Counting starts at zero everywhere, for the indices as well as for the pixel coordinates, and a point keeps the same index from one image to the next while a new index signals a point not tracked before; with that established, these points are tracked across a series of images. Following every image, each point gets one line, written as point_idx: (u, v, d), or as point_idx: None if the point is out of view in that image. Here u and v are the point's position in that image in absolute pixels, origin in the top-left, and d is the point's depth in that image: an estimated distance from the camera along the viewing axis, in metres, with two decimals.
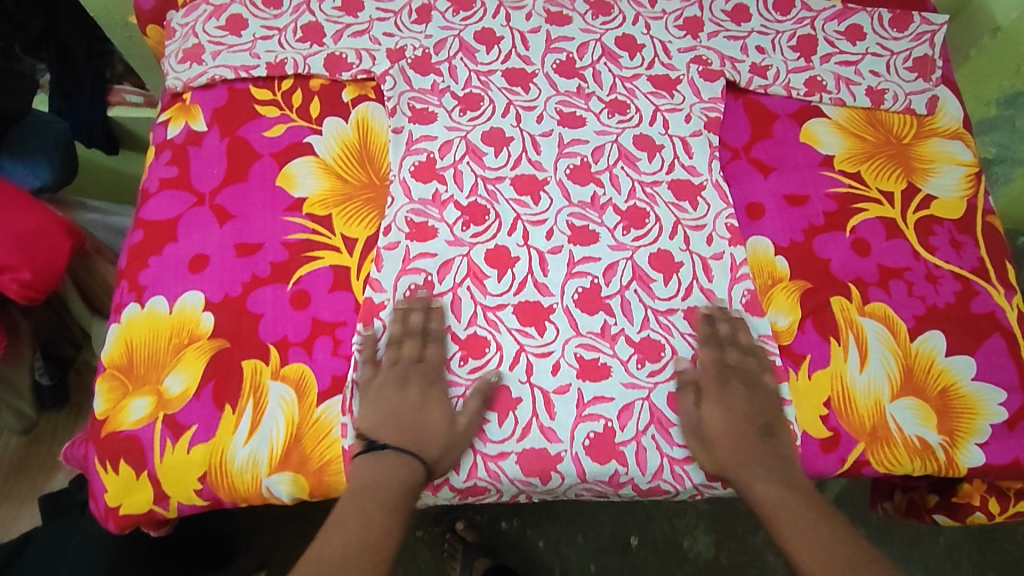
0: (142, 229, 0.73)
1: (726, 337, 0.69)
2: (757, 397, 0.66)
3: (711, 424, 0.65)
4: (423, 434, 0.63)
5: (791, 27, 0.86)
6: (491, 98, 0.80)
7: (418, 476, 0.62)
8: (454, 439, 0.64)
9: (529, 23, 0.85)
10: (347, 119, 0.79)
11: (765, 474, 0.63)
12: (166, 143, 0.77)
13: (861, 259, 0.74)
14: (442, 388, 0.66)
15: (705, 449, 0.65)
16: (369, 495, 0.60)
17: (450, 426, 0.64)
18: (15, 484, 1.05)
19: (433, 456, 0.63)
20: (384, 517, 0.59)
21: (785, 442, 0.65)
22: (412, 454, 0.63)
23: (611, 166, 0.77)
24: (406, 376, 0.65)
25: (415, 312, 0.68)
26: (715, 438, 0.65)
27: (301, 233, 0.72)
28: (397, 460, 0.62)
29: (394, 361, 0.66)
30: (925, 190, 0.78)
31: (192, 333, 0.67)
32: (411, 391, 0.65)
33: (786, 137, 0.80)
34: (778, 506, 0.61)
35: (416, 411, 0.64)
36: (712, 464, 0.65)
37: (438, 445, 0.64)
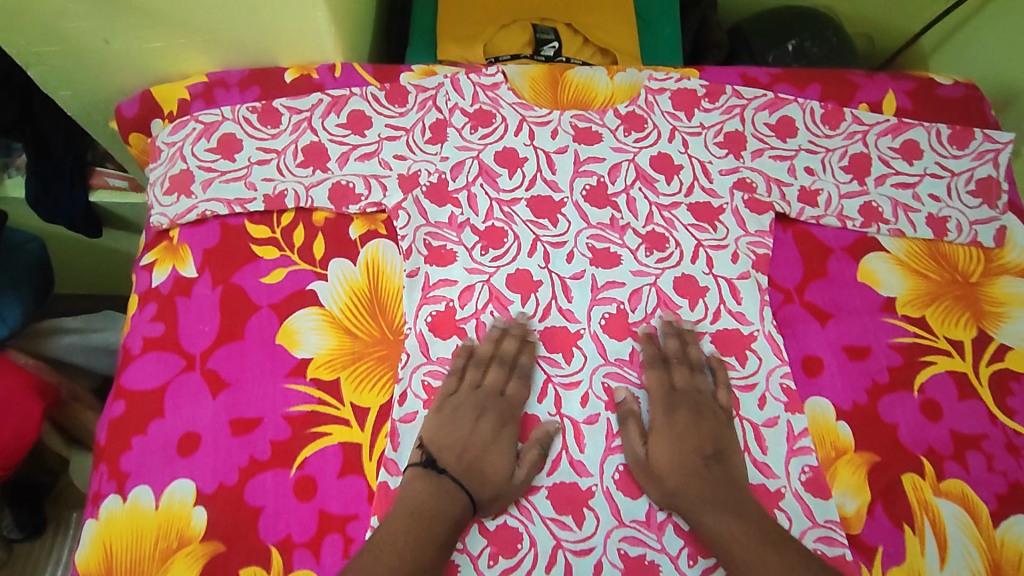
0: (123, 400, 0.64)
1: (675, 353, 0.67)
2: (704, 424, 0.63)
3: (657, 456, 0.62)
4: (482, 473, 0.60)
5: (842, 143, 0.78)
6: (515, 233, 0.73)
7: (472, 506, 0.59)
8: (509, 489, 0.61)
9: (555, 141, 0.77)
10: (355, 261, 0.70)
11: (713, 507, 0.59)
12: (150, 293, 0.68)
13: (932, 424, 0.66)
14: (514, 431, 0.63)
15: (650, 481, 0.61)
16: (426, 522, 0.56)
17: (508, 478, 0.61)
18: None
19: (486, 498, 0.60)
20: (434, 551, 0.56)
21: (735, 469, 0.62)
22: (466, 490, 0.59)
23: (650, 315, 0.70)
24: (482, 409, 0.63)
25: (511, 338, 0.67)
26: (666, 472, 0.61)
27: (305, 404, 0.64)
28: (453, 489, 0.59)
29: (477, 389, 0.64)
30: (997, 338, 0.70)
31: (182, 535, 0.59)
32: (483, 426, 0.62)
33: (842, 277, 0.72)
34: (730, 541, 0.57)
35: (482, 449, 0.61)
36: (661, 496, 0.61)
37: (494, 486, 0.60)
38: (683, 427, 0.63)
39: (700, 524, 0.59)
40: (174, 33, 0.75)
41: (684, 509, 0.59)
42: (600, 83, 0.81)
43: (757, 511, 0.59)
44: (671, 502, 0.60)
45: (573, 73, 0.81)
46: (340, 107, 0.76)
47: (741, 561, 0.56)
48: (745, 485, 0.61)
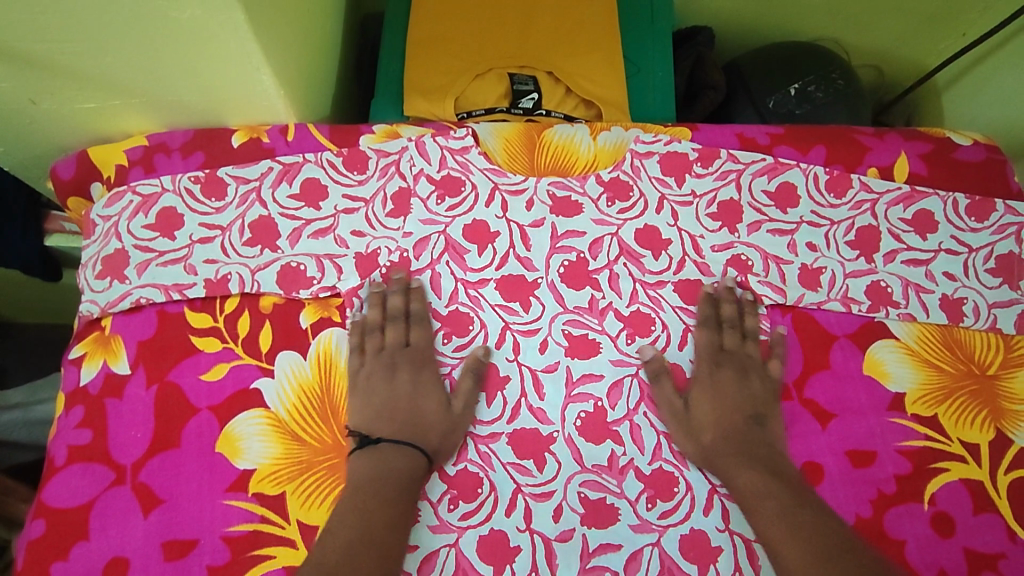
0: (43, 519, 0.57)
1: (726, 318, 0.67)
2: (748, 385, 0.64)
3: (699, 411, 0.63)
4: (420, 422, 0.61)
5: (848, 213, 0.71)
6: (482, 319, 0.66)
7: (418, 465, 0.58)
8: (453, 422, 0.61)
9: (530, 214, 0.70)
10: (305, 353, 0.64)
11: (747, 461, 0.59)
12: (78, 394, 0.62)
13: (945, 542, 0.60)
14: (433, 370, 0.64)
15: (681, 433, 0.62)
16: (377, 489, 0.55)
17: (445, 413, 0.61)
18: None
19: (435, 442, 0.60)
20: (390, 512, 0.54)
21: (772, 435, 0.62)
22: (409, 444, 0.59)
23: (631, 412, 0.64)
24: (394, 363, 0.63)
25: (394, 294, 0.66)
26: (704, 427, 0.62)
27: (246, 524, 0.58)
28: (392, 452, 0.58)
29: (379, 349, 0.64)
30: (1017, 440, 0.63)
31: None
32: (400, 379, 0.63)
33: (847, 370, 0.65)
34: (757, 494, 0.56)
35: (409, 400, 0.62)
36: (692, 449, 0.61)
37: (439, 432, 0.61)
38: (727, 383, 0.64)
39: (728, 480, 0.59)
40: (108, 95, 0.67)
41: (717, 461, 0.60)
42: (581, 144, 0.73)
43: (790, 476, 0.58)
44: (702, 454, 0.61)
45: (552, 134, 0.74)
46: (292, 175, 0.70)
47: (765, 514, 0.55)
48: (783, 453, 0.61)
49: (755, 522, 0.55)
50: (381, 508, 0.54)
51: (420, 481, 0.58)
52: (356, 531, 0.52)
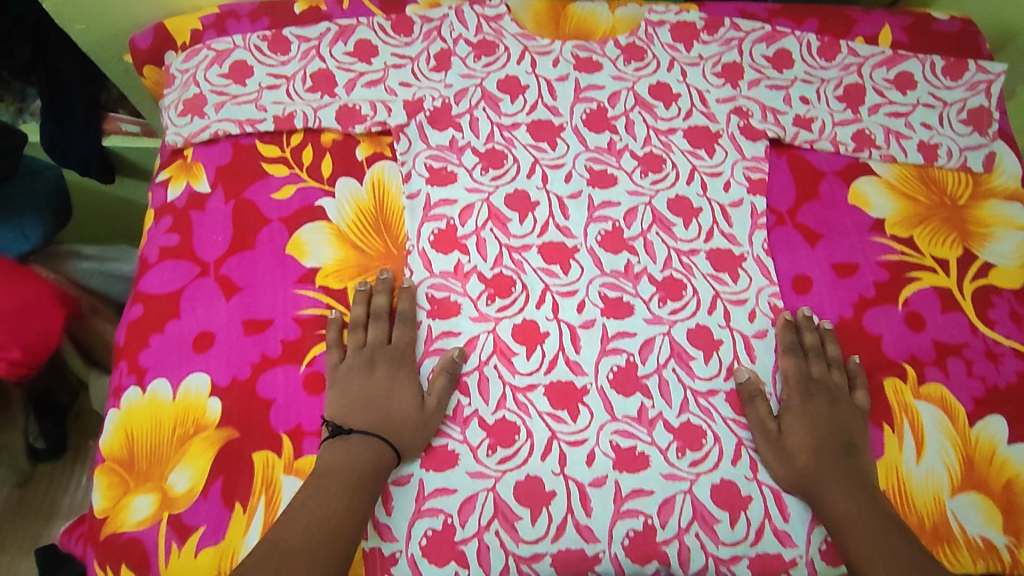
0: (141, 303, 0.67)
1: (812, 347, 0.67)
2: (840, 415, 0.64)
3: (790, 437, 0.63)
4: (393, 417, 0.62)
5: (837, 74, 0.80)
6: (515, 156, 0.74)
7: (386, 462, 0.60)
8: (425, 419, 0.62)
9: (556, 70, 0.78)
10: (361, 180, 0.73)
11: (843, 491, 0.60)
12: (166, 207, 0.71)
13: (915, 334, 0.69)
14: (412, 369, 0.65)
15: (779, 459, 0.62)
16: (337, 476, 0.57)
17: (419, 408, 0.63)
18: (10, 534, 1.01)
19: (406, 439, 0.61)
20: (347, 500, 0.56)
21: (868, 464, 0.62)
22: (383, 439, 0.60)
23: (645, 231, 0.72)
24: (373, 361, 0.64)
25: (379, 294, 0.67)
26: (796, 452, 0.62)
27: (315, 308, 0.67)
28: (363, 443, 0.60)
29: (361, 346, 0.65)
30: (982, 256, 0.73)
31: (198, 422, 0.63)
32: (378, 375, 0.64)
33: (833, 199, 0.75)
34: (855, 525, 0.58)
35: (384, 395, 0.63)
36: (790, 473, 0.62)
37: (410, 429, 0.61)
38: (820, 409, 0.64)
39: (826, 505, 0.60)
40: None
41: (812, 486, 0.61)
42: (601, 16, 0.83)
43: (888, 508, 0.60)
44: (796, 480, 0.62)
45: (575, 8, 0.83)
46: (347, 36, 0.78)
47: (863, 545, 0.57)
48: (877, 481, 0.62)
49: (851, 551, 0.57)
50: (338, 496, 0.56)
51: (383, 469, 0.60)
52: (311, 521, 0.55)
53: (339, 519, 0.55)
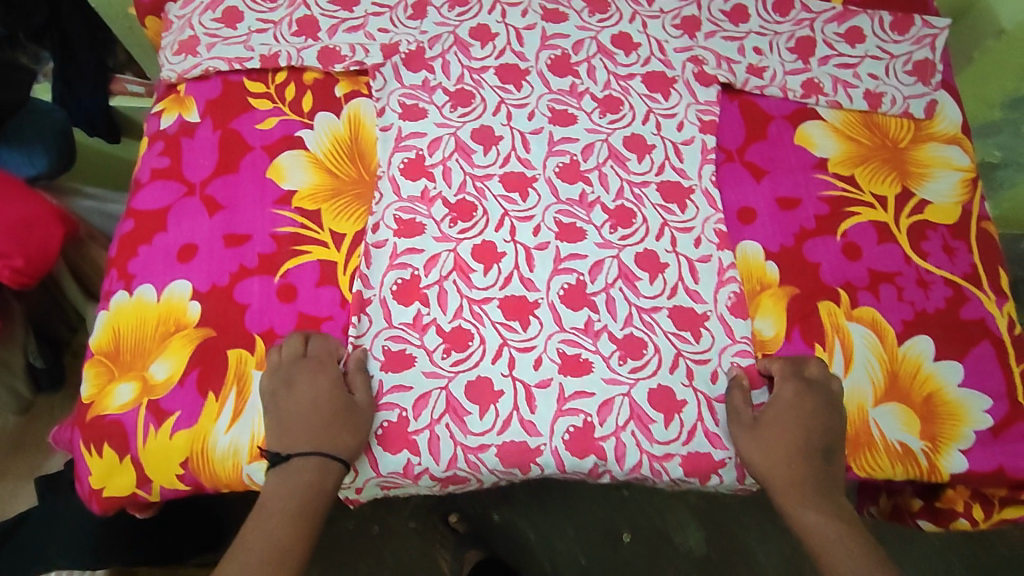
0: (134, 218, 0.73)
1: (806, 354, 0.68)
2: (827, 419, 0.65)
3: (772, 431, 0.64)
4: (324, 426, 0.63)
5: (790, 29, 0.84)
6: (482, 96, 0.79)
7: (332, 474, 0.63)
8: (359, 417, 0.64)
9: (524, 20, 0.83)
10: (338, 114, 0.79)
11: (811, 496, 0.63)
12: (159, 134, 0.78)
13: (851, 263, 0.73)
14: (333, 371, 0.65)
15: (755, 458, 0.64)
16: (278, 514, 0.61)
17: (350, 406, 0.64)
18: (12, 461, 1.08)
19: (348, 443, 0.63)
20: (289, 528, 0.60)
21: (838, 468, 0.65)
22: (324, 453, 0.62)
23: (601, 164, 0.77)
24: (291, 376, 0.64)
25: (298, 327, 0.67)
26: (776, 447, 0.64)
27: (289, 227, 0.72)
28: (305, 464, 0.62)
29: (276, 364, 0.65)
30: (919, 194, 0.77)
31: (179, 322, 0.68)
32: (299, 389, 0.64)
33: (780, 139, 0.79)
34: (815, 530, 0.62)
35: (312, 404, 0.63)
36: (761, 472, 0.64)
37: (350, 431, 0.63)
38: (806, 416, 0.65)
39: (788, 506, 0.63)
40: None
41: (783, 486, 0.64)
42: None
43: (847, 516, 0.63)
44: (767, 479, 0.65)
45: None
46: None
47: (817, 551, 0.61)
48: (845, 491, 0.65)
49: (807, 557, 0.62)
50: (279, 533, 0.60)
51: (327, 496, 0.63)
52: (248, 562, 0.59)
53: (280, 561, 0.59)
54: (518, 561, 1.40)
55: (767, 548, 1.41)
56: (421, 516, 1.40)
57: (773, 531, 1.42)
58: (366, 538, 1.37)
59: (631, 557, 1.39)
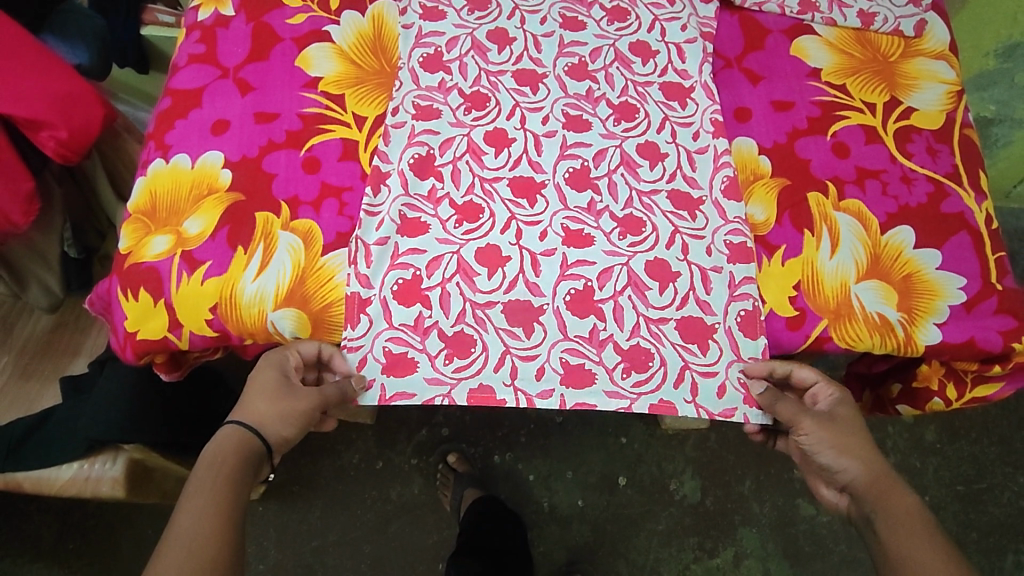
0: (171, 97, 0.79)
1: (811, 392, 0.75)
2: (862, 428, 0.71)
3: (838, 422, 0.69)
4: (257, 398, 0.66)
5: None
6: (498, 2, 0.84)
7: (241, 439, 0.64)
8: (289, 402, 0.67)
9: None
10: (363, 14, 0.84)
11: (890, 482, 0.65)
12: (196, 26, 0.83)
13: (840, 160, 0.78)
14: (290, 357, 0.70)
15: (850, 448, 0.68)
16: (198, 495, 0.57)
17: (286, 389, 0.68)
18: (37, 362, 1.06)
19: (264, 410, 0.66)
20: (212, 502, 0.57)
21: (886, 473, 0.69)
22: (238, 419, 0.65)
23: (607, 65, 0.82)
24: (265, 359, 0.70)
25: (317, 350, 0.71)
26: (851, 438, 0.68)
27: (315, 108, 0.77)
28: (231, 432, 0.64)
29: (266, 354, 0.70)
30: (906, 103, 0.82)
31: (211, 187, 0.73)
32: (261, 370, 0.69)
33: (777, 50, 0.84)
34: (904, 509, 0.62)
35: (259, 382, 0.68)
36: (849, 465, 0.67)
37: (269, 400, 0.66)
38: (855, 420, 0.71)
39: (884, 495, 0.64)
40: None
41: (871, 483, 0.65)
42: None
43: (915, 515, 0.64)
44: (852, 470, 0.67)
45: None
46: None
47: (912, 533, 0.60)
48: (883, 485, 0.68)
49: (905, 539, 0.60)
50: (199, 517, 0.55)
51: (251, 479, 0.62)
52: (166, 557, 0.52)
53: (211, 543, 0.54)
54: (517, 500, 1.42)
55: (762, 498, 1.43)
56: (423, 455, 1.43)
57: (769, 483, 1.44)
58: (369, 474, 1.40)
59: (627, 501, 1.42)
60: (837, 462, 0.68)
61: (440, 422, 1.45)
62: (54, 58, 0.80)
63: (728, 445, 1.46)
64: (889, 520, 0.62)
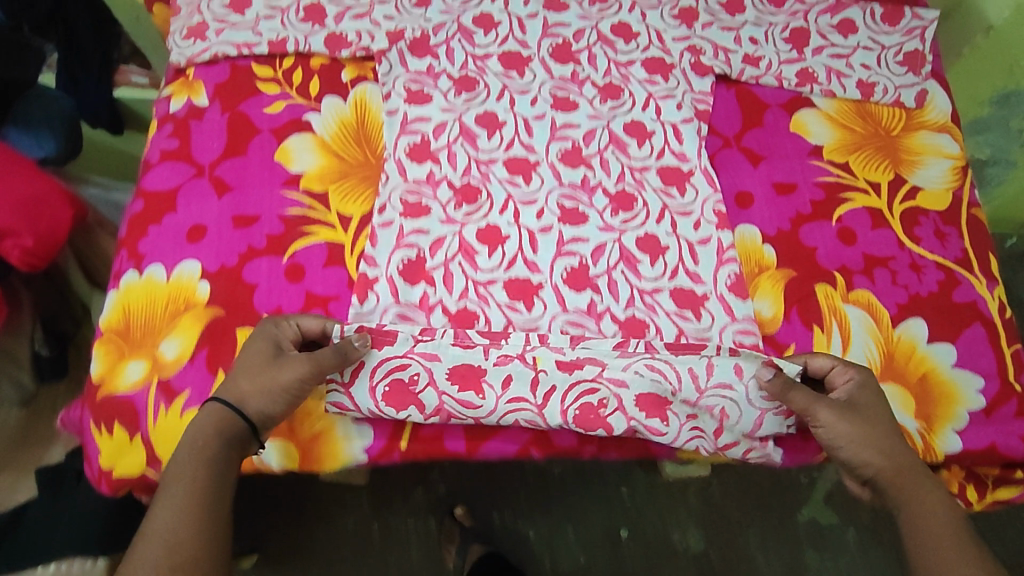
0: (143, 199, 0.74)
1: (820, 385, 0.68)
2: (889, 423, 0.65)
3: (868, 408, 0.64)
4: (239, 377, 0.62)
5: (784, 19, 0.87)
6: (486, 82, 0.81)
7: (227, 425, 0.61)
8: (273, 381, 0.62)
9: (527, 8, 0.85)
10: (344, 99, 0.80)
11: (925, 491, 0.62)
12: (167, 117, 0.79)
13: (846, 247, 0.75)
14: (287, 328, 0.65)
15: (871, 440, 0.63)
16: (177, 486, 0.57)
17: (273, 364, 0.63)
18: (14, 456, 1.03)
19: (244, 389, 0.62)
20: (183, 514, 0.55)
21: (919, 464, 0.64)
22: (219, 399, 0.62)
23: (602, 149, 0.79)
24: (259, 332, 0.65)
25: (313, 319, 0.66)
26: (880, 438, 0.64)
27: (298, 208, 0.74)
28: (215, 413, 0.61)
29: (261, 324, 0.65)
30: (911, 181, 0.79)
31: (188, 302, 0.69)
32: (250, 344, 0.64)
33: (777, 127, 0.81)
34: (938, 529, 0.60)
35: (246, 359, 0.63)
36: (877, 460, 0.63)
37: (249, 379, 0.62)
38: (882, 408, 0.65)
39: (908, 493, 0.62)
40: None
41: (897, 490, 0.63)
42: None
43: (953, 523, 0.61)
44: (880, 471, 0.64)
45: None
46: None
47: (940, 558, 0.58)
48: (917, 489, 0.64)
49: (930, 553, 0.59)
50: (174, 525, 0.55)
51: (235, 465, 0.61)
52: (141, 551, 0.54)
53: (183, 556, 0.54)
54: (517, 557, 1.37)
55: (769, 552, 1.40)
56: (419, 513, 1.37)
57: (773, 534, 1.41)
58: (365, 542, 1.34)
59: (629, 555, 1.38)
60: (860, 456, 0.63)
61: (436, 480, 1.40)
62: (20, 159, 0.76)
63: (730, 495, 1.44)
64: (919, 522, 0.61)
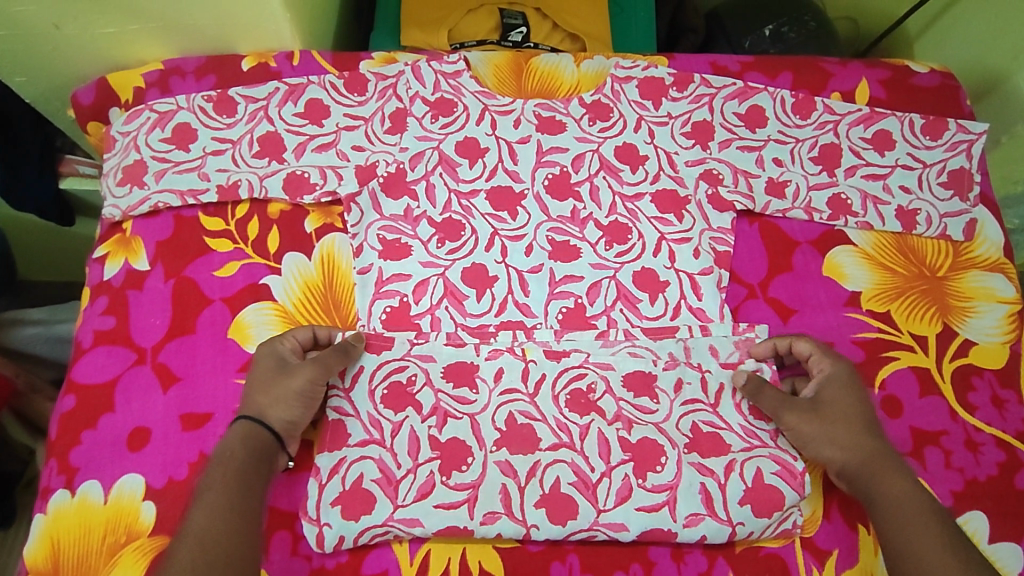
0: (73, 395, 0.64)
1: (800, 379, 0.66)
2: (858, 405, 0.61)
3: (830, 397, 0.61)
4: (255, 394, 0.59)
5: (812, 133, 0.76)
6: (473, 226, 0.70)
7: (258, 438, 0.57)
8: (288, 389, 0.59)
9: (518, 131, 0.74)
10: (310, 255, 0.69)
11: (894, 471, 0.57)
12: (103, 287, 0.68)
13: (893, 421, 0.65)
14: (288, 337, 0.62)
15: (836, 430, 0.60)
16: (214, 488, 0.53)
17: (283, 374, 0.60)
18: None
19: (263, 403, 0.59)
20: (221, 514, 0.51)
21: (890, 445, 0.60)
22: (241, 418, 0.58)
23: (608, 308, 0.68)
24: (265, 351, 0.61)
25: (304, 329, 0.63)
26: (843, 427, 0.60)
27: None
28: (239, 432, 0.57)
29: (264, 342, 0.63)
30: (962, 333, 0.69)
31: (130, 529, 0.58)
32: (260, 361, 0.61)
33: (807, 271, 0.71)
34: (904, 504, 0.55)
35: (259, 375, 0.60)
36: (839, 452, 0.59)
37: (266, 393, 0.59)
38: (850, 387, 0.62)
39: (876, 477, 0.57)
40: (127, 19, 0.71)
41: (864, 471, 0.58)
42: (566, 71, 0.79)
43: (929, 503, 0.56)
44: (848, 464, 0.59)
45: (539, 61, 0.79)
46: (298, 95, 0.74)
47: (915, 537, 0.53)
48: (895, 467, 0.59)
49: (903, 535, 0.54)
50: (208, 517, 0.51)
51: (266, 473, 0.56)
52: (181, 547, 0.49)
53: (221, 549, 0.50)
54: None
55: None
56: None
57: None
58: None
59: None
60: (821, 452, 0.60)
61: None
62: None
63: None
64: (888, 506, 0.56)
